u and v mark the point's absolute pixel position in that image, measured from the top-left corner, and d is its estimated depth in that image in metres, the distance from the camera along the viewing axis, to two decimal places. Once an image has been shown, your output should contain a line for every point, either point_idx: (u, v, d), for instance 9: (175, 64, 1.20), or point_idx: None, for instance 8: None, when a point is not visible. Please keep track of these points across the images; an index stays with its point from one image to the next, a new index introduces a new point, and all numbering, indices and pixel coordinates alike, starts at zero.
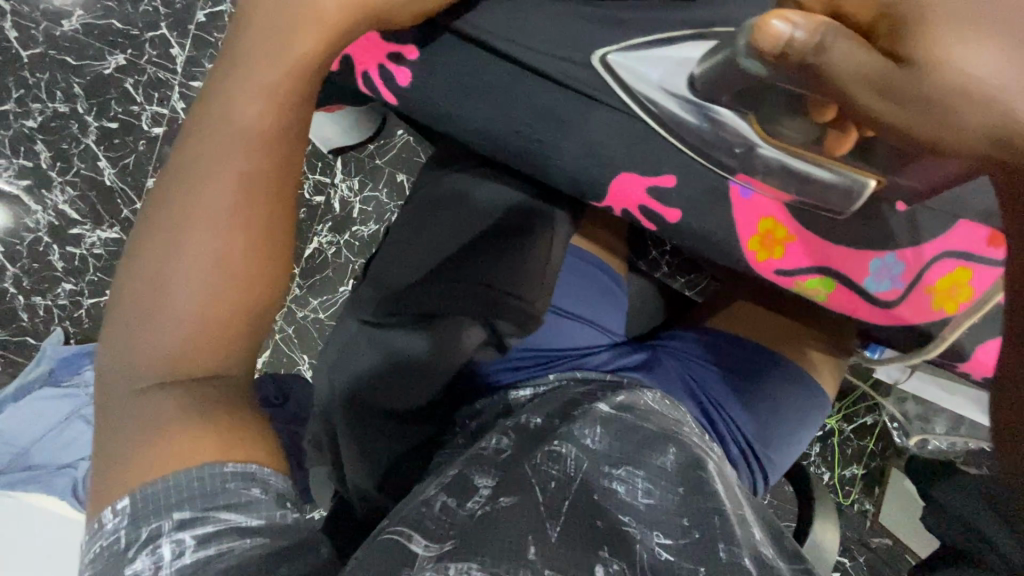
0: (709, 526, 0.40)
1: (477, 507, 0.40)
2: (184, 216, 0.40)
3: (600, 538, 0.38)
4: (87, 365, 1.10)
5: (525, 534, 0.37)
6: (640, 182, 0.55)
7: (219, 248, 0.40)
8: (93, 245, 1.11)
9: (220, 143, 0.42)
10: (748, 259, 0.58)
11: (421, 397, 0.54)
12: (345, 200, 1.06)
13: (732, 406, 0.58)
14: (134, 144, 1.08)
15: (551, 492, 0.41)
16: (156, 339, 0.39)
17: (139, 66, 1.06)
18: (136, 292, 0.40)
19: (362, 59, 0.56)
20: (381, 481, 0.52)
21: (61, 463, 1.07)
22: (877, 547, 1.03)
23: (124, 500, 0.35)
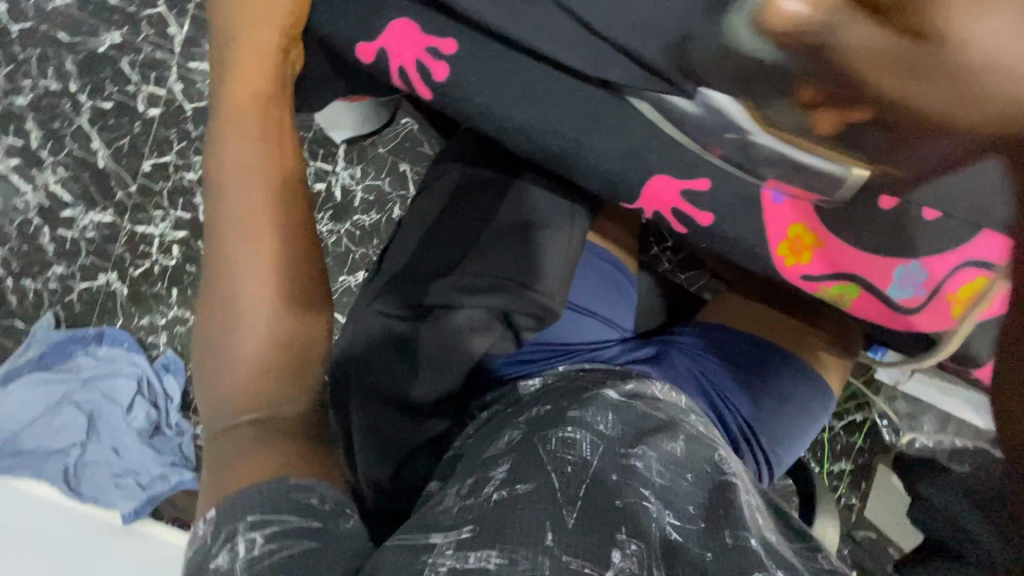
0: (716, 517, 0.40)
1: (493, 492, 0.37)
2: (235, 251, 0.49)
3: (619, 518, 0.36)
4: (79, 351, 1.09)
5: (541, 520, 0.35)
6: (675, 184, 0.54)
7: (270, 286, 0.48)
8: (84, 228, 1.09)
9: (250, 199, 0.50)
10: (776, 264, 0.56)
11: (435, 391, 0.54)
12: (346, 188, 1.05)
13: (739, 400, 0.58)
14: (129, 125, 1.06)
15: (567, 477, 0.38)
16: (241, 360, 0.46)
17: (135, 45, 1.03)
18: (212, 343, 0.47)
19: (397, 52, 0.55)
20: (395, 470, 0.52)
21: (51, 450, 1.05)
22: (862, 540, 1.05)
23: (213, 509, 0.38)
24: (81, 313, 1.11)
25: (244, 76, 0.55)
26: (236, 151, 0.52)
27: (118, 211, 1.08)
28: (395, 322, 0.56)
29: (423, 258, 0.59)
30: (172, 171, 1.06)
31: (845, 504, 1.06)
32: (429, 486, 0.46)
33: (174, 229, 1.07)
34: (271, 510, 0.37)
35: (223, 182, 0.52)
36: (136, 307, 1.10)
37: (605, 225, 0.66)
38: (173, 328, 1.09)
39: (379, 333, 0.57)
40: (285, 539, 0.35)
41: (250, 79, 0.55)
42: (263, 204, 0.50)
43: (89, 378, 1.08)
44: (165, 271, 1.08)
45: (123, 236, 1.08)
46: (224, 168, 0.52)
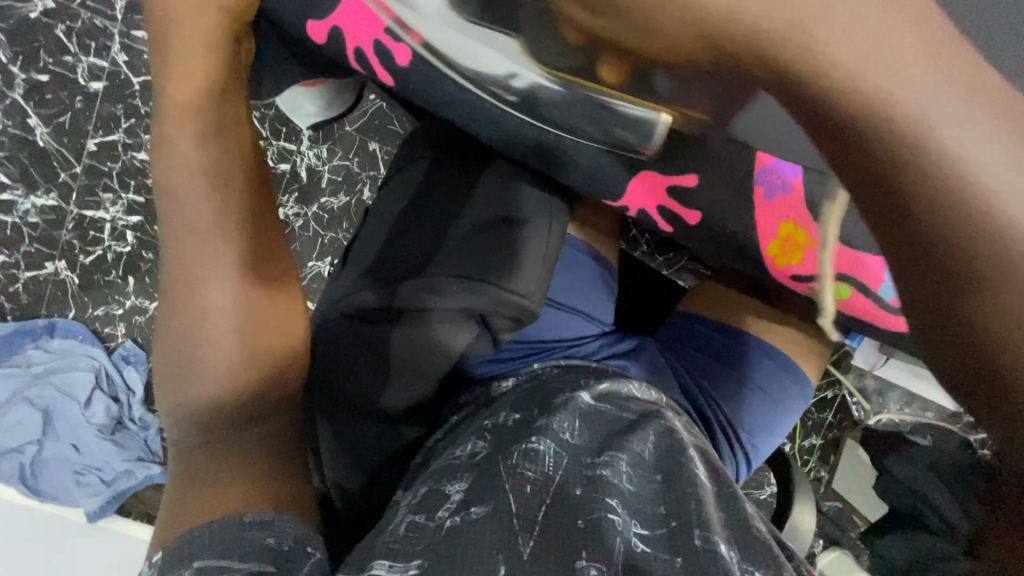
0: (686, 515, 0.38)
1: (447, 516, 0.37)
2: (195, 260, 0.45)
3: (579, 541, 0.35)
4: (29, 344, 1.03)
5: (494, 553, 0.34)
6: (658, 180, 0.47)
7: (230, 290, 0.45)
8: (27, 213, 1.01)
9: (193, 195, 0.46)
10: (765, 261, 0.53)
11: (406, 396, 0.52)
12: (312, 168, 0.99)
13: (717, 392, 0.58)
14: (70, 100, 0.97)
15: (526, 496, 0.38)
16: (207, 376, 0.43)
17: (71, 11, 0.94)
18: (174, 356, 0.45)
19: (354, 32, 0.54)
20: (366, 481, 0.50)
21: (4, 449, 0.99)
22: (829, 510, 1.09)
23: (159, 553, 0.37)
24: (28, 304, 1.04)
25: (177, 54, 0.50)
26: (186, 146, 0.47)
27: (63, 194, 1.00)
28: (362, 325, 0.54)
29: (393, 256, 0.56)
30: (120, 151, 0.98)
31: (814, 477, 1.09)
32: (394, 494, 0.45)
33: (126, 213, 1.00)
34: (225, 552, 0.35)
35: (173, 181, 0.47)
36: (88, 297, 1.03)
37: (584, 215, 0.64)
38: (130, 318, 1.03)
39: (346, 335, 0.54)
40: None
41: (198, 68, 0.49)
42: (221, 212, 0.46)
43: (41, 373, 1.02)
44: (118, 258, 1.02)
45: (70, 222, 1.01)
46: (174, 164, 0.47)
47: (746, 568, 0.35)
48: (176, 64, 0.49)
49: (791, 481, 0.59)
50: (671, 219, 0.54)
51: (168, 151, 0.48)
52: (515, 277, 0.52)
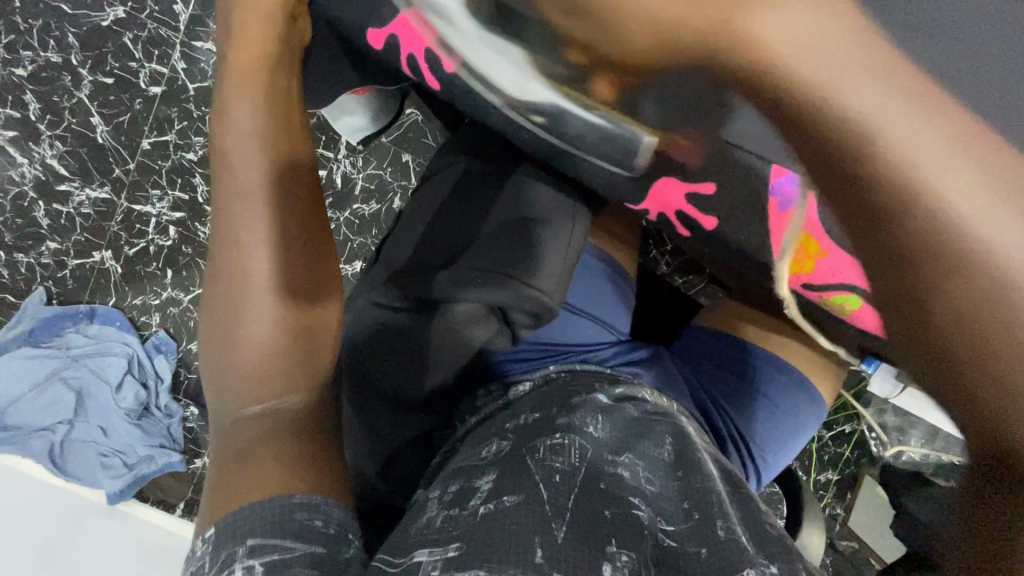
0: (706, 508, 0.40)
1: (480, 505, 0.38)
2: (242, 229, 0.49)
3: (610, 530, 0.37)
4: (70, 327, 1.08)
5: (531, 535, 0.35)
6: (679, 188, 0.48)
7: (274, 252, 0.48)
8: (80, 204, 1.07)
9: (245, 162, 0.51)
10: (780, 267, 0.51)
11: (425, 388, 0.54)
12: (347, 175, 1.04)
13: (732, 406, 0.58)
14: (130, 102, 1.04)
15: (556, 486, 0.39)
16: (249, 335, 0.46)
17: (140, 21, 1.02)
18: (218, 317, 0.48)
19: (407, 39, 0.55)
20: (382, 468, 0.52)
21: (40, 425, 1.04)
22: (843, 548, 1.06)
23: (212, 528, 0.38)
24: (73, 289, 1.09)
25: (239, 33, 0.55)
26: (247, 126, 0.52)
27: (115, 188, 1.07)
28: (388, 316, 0.56)
29: (420, 254, 0.59)
30: (171, 150, 1.05)
31: (830, 513, 1.07)
32: (417, 492, 0.47)
33: (171, 209, 1.06)
34: (275, 525, 0.37)
35: (227, 152, 0.51)
36: (129, 286, 1.09)
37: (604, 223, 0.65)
38: (166, 309, 1.08)
39: (369, 324, 0.56)
40: (284, 563, 0.34)
41: (256, 55, 0.54)
42: (269, 182, 0.50)
43: (79, 356, 1.07)
44: (160, 251, 1.07)
45: (119, 214, 1.07)
46: (233, 139, 0.52)
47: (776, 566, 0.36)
48: (239, 43, 0.55)
49: (801, 501, 0.59)
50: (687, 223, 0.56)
51: (224, 124, 0.52)
52: (540, 279, 0.55)
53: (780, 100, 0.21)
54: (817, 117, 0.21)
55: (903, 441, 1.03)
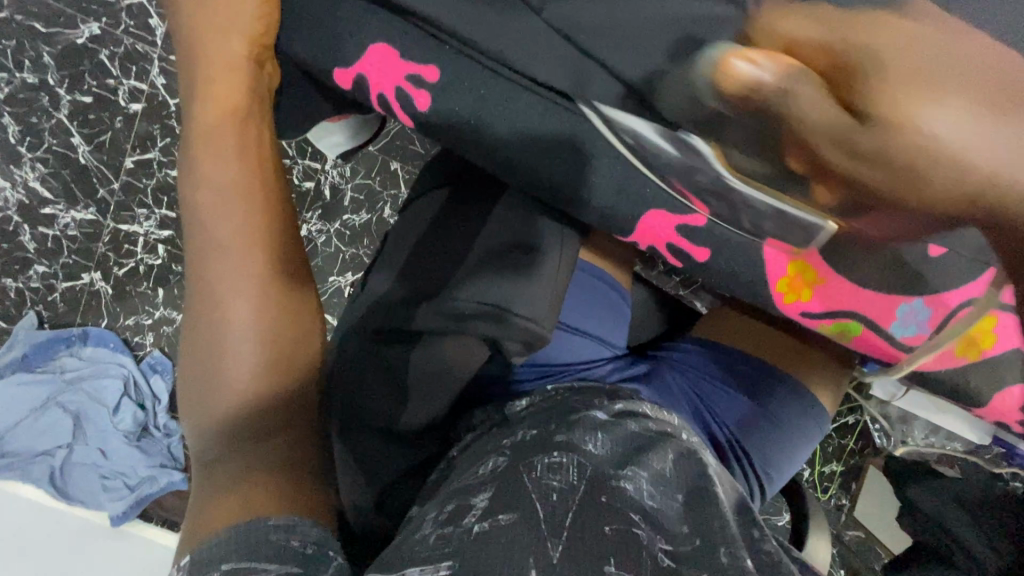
0: (711, 534, 0.39)
1: (474, 522, 0.38)
2: (220, 281, 0.48)
3: (608, 547, 0.36)
4: (63, 351, 1.07)
5: (525, 552, 0.35)
6: (669, 221, 0.53)
7: (254, 292, 0.48)
8: (66, 226, 1.06)
9: (223, 204, 0.50)
10: (774, 299, 0.55)
11: (418, 418, 0.53)
12: (335, 186, 1.03)
13: (734, 419, 0.57)
14: (111, 120, 1.02)
15: (552, 503, 0.39)
16: (228, 375, 0.46)
17: (115, 37, 1.00)
18: (196, 358, 0.48)
19: (377, 79, 0.54)
20: (376, 503, 0.50)
21: (39, 451, 1.03)
22: (849, 540, 1.06)
23: (188, 554, 0.36)
24: (64, 313, 1.08)
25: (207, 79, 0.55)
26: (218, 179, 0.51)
27: (101, 208, 1.05)
28: (380, 346, 0.55)
29: (407, 282, 0.57)
30: (154, 168, 1.03)
31: (835, 505, 1.07)
32: (410, 510, 0.46)
33: (159, 227, 1.05)
34: (244, 542, 0.35)
35: (200, 208, 0.51)
36: (120, 307, 1.07)
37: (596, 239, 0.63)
38: (159, 329, 1.07)
39: (362, 359, 0.55)
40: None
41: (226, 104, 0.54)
42: (249, 222, 0.50)
43: (75, 379, 1.06)
44: (149, 270, 1.06)
45: (106, 234, 1.05)
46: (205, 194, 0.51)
47: None
48: (208, 87, 0.54)
49: (806, 508, 0.58)
50: (677, 255, 0.55)
51: (200, 169, 0.52)
52: (532, 309, 0.54)
53: None
54: None
55: (906, 433, 1.02)
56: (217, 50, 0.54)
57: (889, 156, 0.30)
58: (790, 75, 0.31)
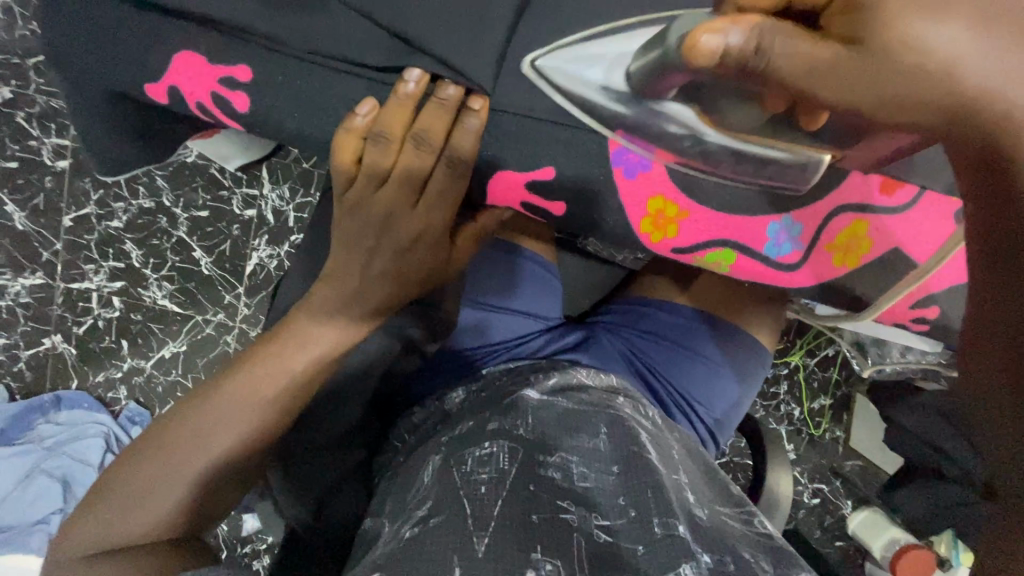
0: (645, 503, 0.40)
1: (408, 530, 0.39)
2: (218, 396, 0.47)
3: (535, 535, 0.37)
4: (39, 419, 1.06)
5: (449, 555, 0.35)
6: (517, 180, 0.46)
7: (244, 393, 0.47)
8: (18, 294, 1.05)
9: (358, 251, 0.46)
10: (643, 241, 0.50)
11: (345, 425, 0.54)
12: (277, 209, 1.02)
13: (667, 369, 0.59)
14: (40, 182, 1.01)
15: (481, 499, 0.40)
16: (190, 452, 0.45)
17: (28, 98, 0.99)
18: (182, 426, 0.46)
19: (190, 88, 0.45)
20: (315, 511, 0.53)
21: (28, 523, 1.01)
22: (851, 470, 1.06)
23: None
24: (33, 381, 1.07)
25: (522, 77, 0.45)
26: (358, 207, 0.45)
27: (49, 271, 1.04)
28: None
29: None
30: (94, 222, 1.03)
31: (831, 438, 1.07)
32: (365, 519, 0.48)
33: (110, 280, 1.04)
34: None
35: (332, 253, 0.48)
36: (87, 365, 1.07)
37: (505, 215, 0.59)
38: (130, 380, 1.06)
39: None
40: None
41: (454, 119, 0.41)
42: (343, 294, 0.48)
43: (54, 445, 1.05)
44: (109, 324, 1.05)
45: (59, 296, 1.05)
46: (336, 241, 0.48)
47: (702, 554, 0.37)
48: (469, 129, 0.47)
49: (765, 448, 0.59)
50: (535, 212, 0.49)
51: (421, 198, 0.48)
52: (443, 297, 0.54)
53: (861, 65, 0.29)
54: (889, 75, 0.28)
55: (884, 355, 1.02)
56: None
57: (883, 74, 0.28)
58: (759, 30, 0.29)
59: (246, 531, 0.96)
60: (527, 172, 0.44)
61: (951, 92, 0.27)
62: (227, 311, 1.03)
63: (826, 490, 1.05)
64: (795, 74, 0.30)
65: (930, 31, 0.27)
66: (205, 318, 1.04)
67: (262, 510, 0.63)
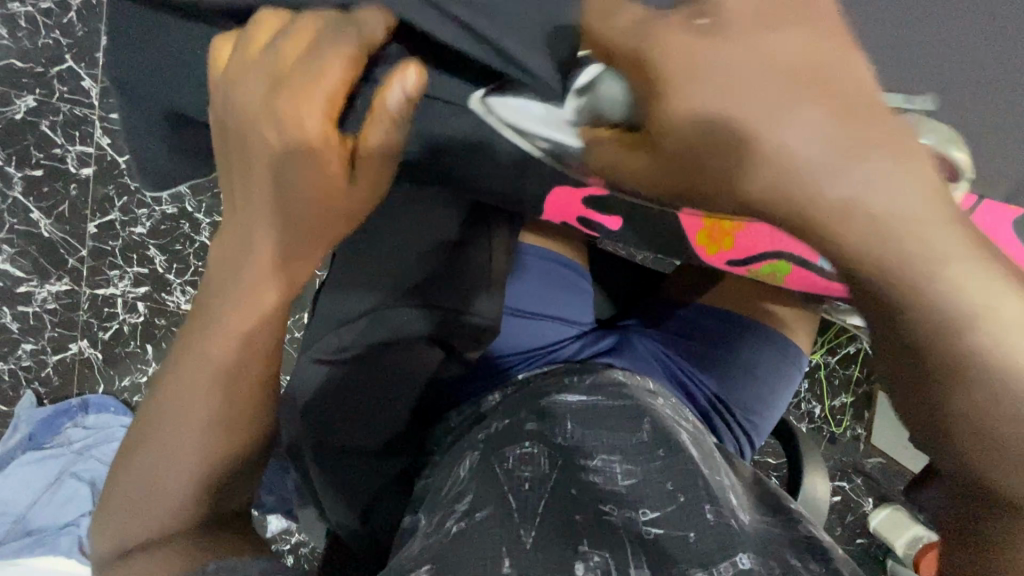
0: (694, 490, 0.41)
1: (453, 524, 0.40)
2: (180, 370, 0.47)
3: (580, 532, 0.38)
4: (67, 423, 1.07)
5: (497, 549, 0.36)
6: (577, 195, 0.46)
7: (194, 368, 0.46)
8: (44, 300, 1.06)
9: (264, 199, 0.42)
10: (698, 254, 0.50)
11: (390, 432, 0.54)
12: None
13: (704, 370, 0.59)
14: (65, 190, 1.03)
15: (524, 496, 0.41)
16: (155, 431, 0.47)
17: (52, 106, 1.00)
18: (154, 407, 0.47)
19: None
20: (360, 518, 0.54)
21: (59, 524, 1.03)
22: (873, 468, 1.05)
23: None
24: (60, 386, 1.09)
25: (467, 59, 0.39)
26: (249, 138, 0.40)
27: (74, 278, 1.06)
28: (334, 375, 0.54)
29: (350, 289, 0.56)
30: (119, 228, 1.04)
31: (853, 436, 1.06)
32: (404, 519, 0.48)
33: (135, 285, 1.05)
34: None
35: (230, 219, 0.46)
36: (113, 370, 1.08)
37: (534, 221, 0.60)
38: None
39: (329, 386, 0.54)
40: None
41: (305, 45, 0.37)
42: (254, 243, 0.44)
43: (83, 448, 1.06)
44: (134, 329, 1.06)
45: (85, 302, 1.06)
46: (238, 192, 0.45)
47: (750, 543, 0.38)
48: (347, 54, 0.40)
49: (799, 451, 0.59)
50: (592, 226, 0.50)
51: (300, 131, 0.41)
52: (455, 299, 0.53)
53: (663, 159, 0.30)
54: (701, 164, 0.30)
55: None
56: (734, 51, 0.28)
57: (674, 158, 0.30)
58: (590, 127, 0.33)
59: (272, 533, 0.97)
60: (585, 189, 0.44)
61: (775, 190, 0.29)
62: None
63: (848, 488, 1.05)
64: (610, 36, 0.31)
65: (694, 104, 0.28)
66: None
67: (299, 513, 0.64)
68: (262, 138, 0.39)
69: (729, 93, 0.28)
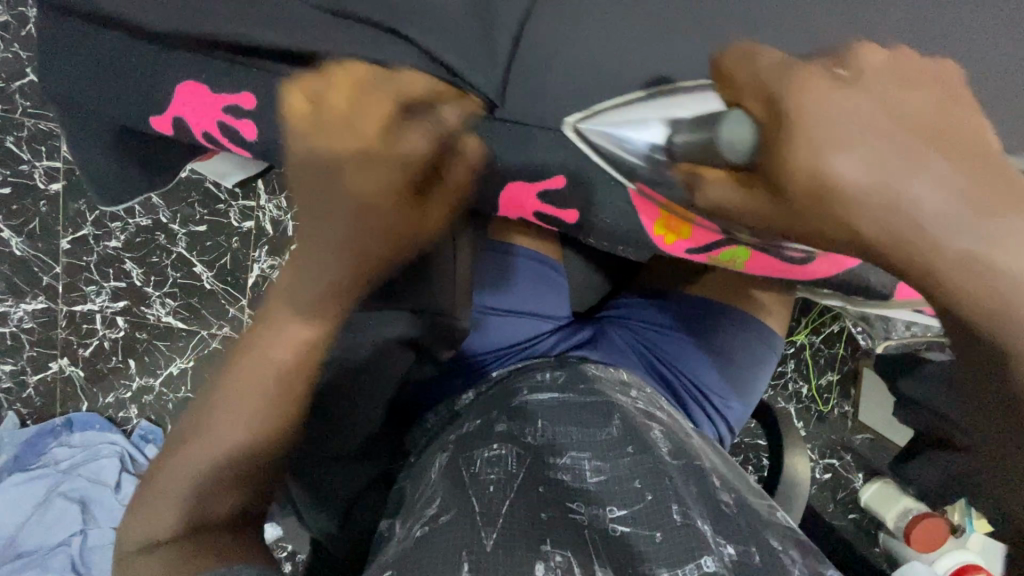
0: (662, 487, 0.41)
1: (419, 528, 0.40)
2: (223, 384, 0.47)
3: (543, 530, 0.38)
4: (52, 443, 1.06)
5: (458, 550, 0.36)
6: (530, 188, 0.44)
7: (247, 390, 0.47)
8: (21, 320, 1.05)
9: (320, 218, 0.43)
10: (656, 242, 0.47)
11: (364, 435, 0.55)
12: (276, 220, 1.01)
13: (679, 360, 0.59)
14: (35, 206, 1.01)
15: (489, 497, 0.40)
16: (209, 451, 0.47)
17: (16, 121, 0.98)
18: (200, 427, 0.47)
19: (195, 119, 0.46)
20: (341, 522, 0.54)
21: (47, 547, 1.00)
22: (861, 443, 1.06)
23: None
24: (44, 406, 1.07)
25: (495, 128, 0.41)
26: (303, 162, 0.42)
27: (50, 295, 1.04)
28: None
29: None
30: (93, 243, 1.02)
31: (840, 413, 1.07)
32: (380, 524, 0.48)
33: (113, 300, 1.04)
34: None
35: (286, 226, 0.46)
36: (96, 387, 1.06)
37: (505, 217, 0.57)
38: (141, 399, 1.06)
39: None
40: None
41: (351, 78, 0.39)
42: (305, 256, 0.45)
43: (69, 467, 1.05)
44: (115, 344, 1.05)
45: (63, 319, 1.05)
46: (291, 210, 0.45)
47: (717, 538, 0.38)
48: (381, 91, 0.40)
49: (780, 434, 0.59)
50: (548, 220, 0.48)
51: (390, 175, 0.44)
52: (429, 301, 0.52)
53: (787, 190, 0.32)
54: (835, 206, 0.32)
55: None
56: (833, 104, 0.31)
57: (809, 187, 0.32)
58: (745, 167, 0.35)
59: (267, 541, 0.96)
60: (537, 180, 0.43)
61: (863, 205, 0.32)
62: (232, 323, 1.03)
63: (837, 465, 1.06)
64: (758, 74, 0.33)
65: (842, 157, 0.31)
66: (211, 332, 1.03)
67: (283, 523, 0.63)
68: (320, 171, 0.42)
69: (878, 162, 0.31)
